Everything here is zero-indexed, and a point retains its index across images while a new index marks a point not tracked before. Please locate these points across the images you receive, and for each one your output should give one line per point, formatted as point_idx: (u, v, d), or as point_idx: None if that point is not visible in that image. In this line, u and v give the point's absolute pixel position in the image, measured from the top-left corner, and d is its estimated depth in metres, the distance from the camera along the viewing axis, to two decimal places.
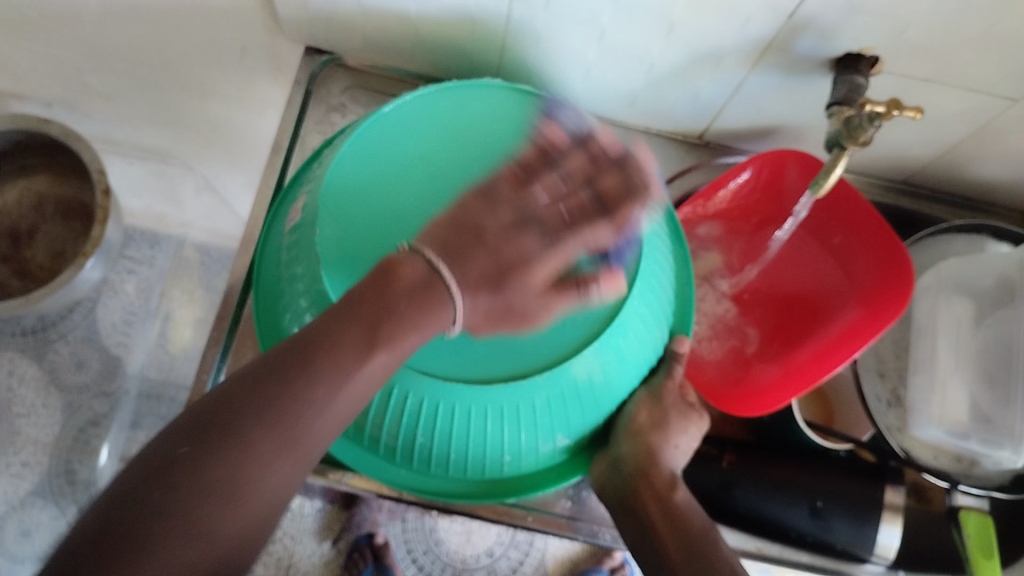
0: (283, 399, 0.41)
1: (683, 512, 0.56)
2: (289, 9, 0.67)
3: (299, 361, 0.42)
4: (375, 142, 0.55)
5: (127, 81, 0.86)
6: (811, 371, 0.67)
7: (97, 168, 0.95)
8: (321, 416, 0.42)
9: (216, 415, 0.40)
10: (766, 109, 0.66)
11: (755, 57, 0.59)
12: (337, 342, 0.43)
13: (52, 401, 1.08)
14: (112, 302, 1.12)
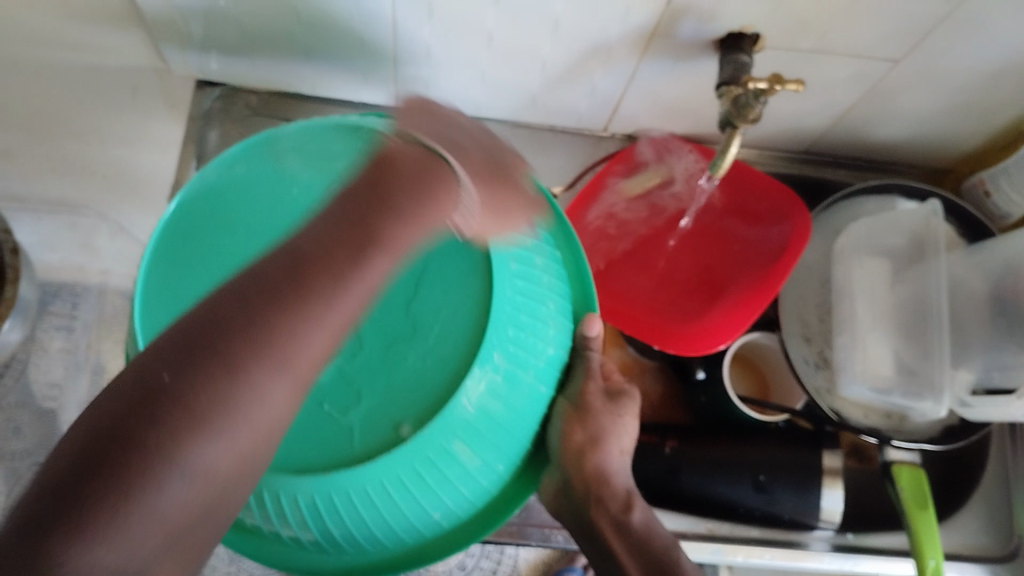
0: (268, 323, 0.41)
1: (645, 535, 0.57)
2: (172, 45, 0.66)
3: (278, 288, 0.41)
4: (185, 235, 0.55)
5: (20, 135, 0.84)
6: (736, 314, 0.65)
7: (2, 228, 0.92)
8: (313, 335, 0.42)
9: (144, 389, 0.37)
10: (663, 95, 0.66)
11: (643, 45, 0.59)
12: (283, 282, 0.41)
13: None
14: (43, 361, 1.09)
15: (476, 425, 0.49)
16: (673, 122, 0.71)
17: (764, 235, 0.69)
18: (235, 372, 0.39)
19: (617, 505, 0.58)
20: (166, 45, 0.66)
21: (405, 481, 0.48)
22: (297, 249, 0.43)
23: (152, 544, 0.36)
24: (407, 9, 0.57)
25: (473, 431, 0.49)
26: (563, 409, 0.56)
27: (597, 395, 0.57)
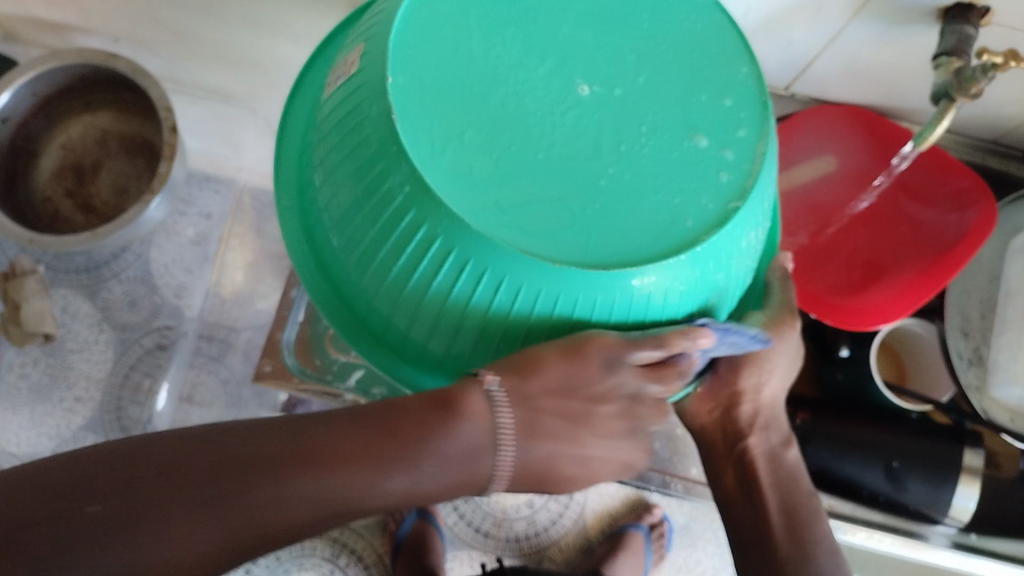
0: (202, 494, 0.39)
1: (790, 474, 0.55)
2: None
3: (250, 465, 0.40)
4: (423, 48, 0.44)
5: (199, 17, 0.86)
6: (914, 293, 0.64)
7: (164, 105, 0.94)
8: (265, 510, 0.40)
9: (190, 462, 0.40)
10: (861, 58, 0.64)
11: (860, 5, 0.57)
12: (260, 467, 0.40)
13: (106, 337, 0.95)
14: (166, 244, 0.99)
15: (634, 305, 0.42)
16: (863, 91, 0.68)
17: (938, 221, 0.67)
18: (215, 514, 0.39)
19: (779, 437, 0.55)
20: None
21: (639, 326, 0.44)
22: (294, 437, 0.42)
23: None
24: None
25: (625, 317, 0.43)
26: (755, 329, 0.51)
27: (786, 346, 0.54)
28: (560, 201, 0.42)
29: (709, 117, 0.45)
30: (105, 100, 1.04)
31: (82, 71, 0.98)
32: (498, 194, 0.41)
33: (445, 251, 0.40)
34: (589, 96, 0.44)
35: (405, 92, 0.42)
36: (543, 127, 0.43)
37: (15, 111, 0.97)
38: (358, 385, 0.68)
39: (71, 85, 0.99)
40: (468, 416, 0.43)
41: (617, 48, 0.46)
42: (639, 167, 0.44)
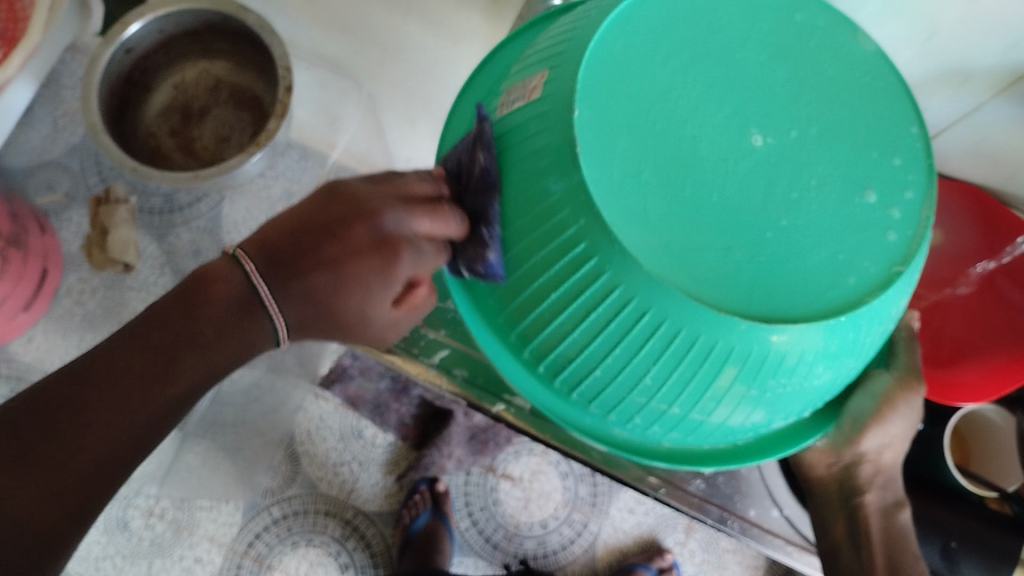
0: (66, 411, 0.49)
1: (901, 533, 0.62)
2: None
3: (91, 372, 0.50)
4: (612, 78, 0.48)
5: None
6: (1006, 377, 0.64)
7: (284, 65, 0.97)
8: (128, 392, 0.50)
9: (44, 401, 0.50)
10: (991, 140, 0.64)
11: (1007, 84, 0.58)
12: (93, 372, 0.50)
13: (162, 280, 1.20)
14: (237, 202, 1.21)
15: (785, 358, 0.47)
16: (987, 171, 0.68)
17: None
18: (77, 419, 0.49)
19: (892, 496, 0.62)
20: None
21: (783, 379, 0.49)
22: (112, 345, 0.51)
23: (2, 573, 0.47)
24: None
25: (773, 368, 0.47)
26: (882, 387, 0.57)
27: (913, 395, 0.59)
28: (728, 248, 0.46)
29: (879, 171, 0.50)
30: (225, 50, 1.07)
31: (210, 18, 1.02)
32: (669, 234, 0.45)
33: (610, 286, 0.45)
34: (762, 145, 0.48)
35: (590, 124, 0.46)
36: (724, 173, 0.47)
37: (140, 43, 0.99)
38: (443, 363, 0.70)
39: (198, 28, 1.03)
40: (223, 280, 0.51)
41: (793, 98, 0.50)
42: (809, 219, 0.48)
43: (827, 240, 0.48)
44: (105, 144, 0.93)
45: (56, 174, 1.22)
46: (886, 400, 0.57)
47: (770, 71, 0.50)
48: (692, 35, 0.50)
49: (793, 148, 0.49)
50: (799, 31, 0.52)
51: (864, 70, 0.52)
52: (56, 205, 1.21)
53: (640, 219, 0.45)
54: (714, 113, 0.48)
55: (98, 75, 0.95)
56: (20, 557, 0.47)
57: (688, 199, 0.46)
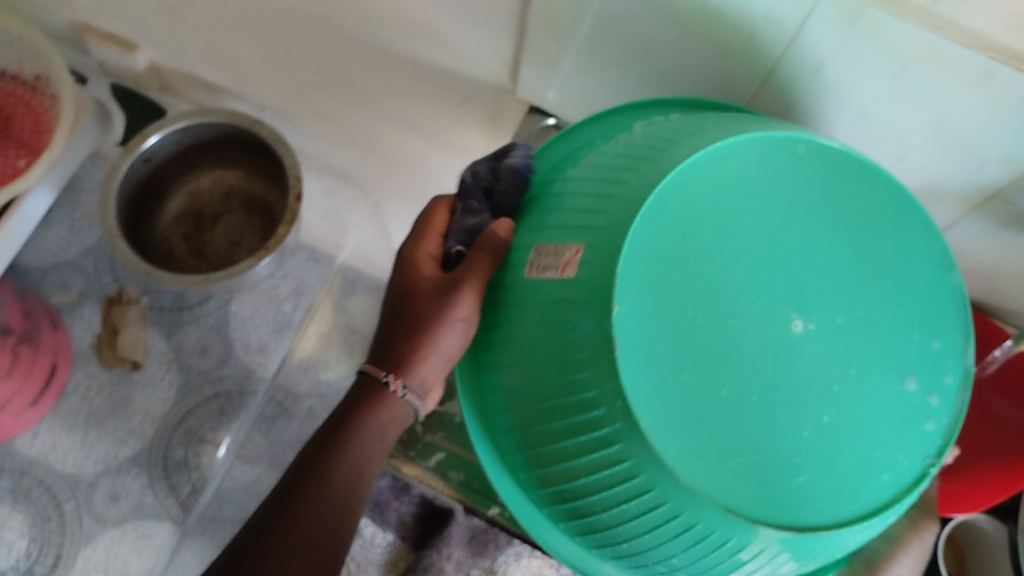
0: (300, 498, 0.64)
1: None
2: (531, 70, 0.72)
3: (307, 473, 0.65)
4: (668, 259, 0.50)
5: (346, 98, 0.96)
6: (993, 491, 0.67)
7: (294, 175, 1.02)
8: (334, 471, 0.65)
9: (279, 506, 0.64)
10: (967, 254, 0.67)
11: (975, 203, 0.61)
12: (308, 470, 0.65)
13: (170, 376, 1.25)
14: (247, 300, 1.29)
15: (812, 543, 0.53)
16: (964, 285, 0.71)
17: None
18: (310, 500, 0.64)
19: None
20: (525, 70, 0.73)
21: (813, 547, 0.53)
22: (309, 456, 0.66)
23: None
24: (796, 63, 0.56)
25: (805, 549, 0.53)
26: None
27: None
28: (765, 450, 0.50)
29: (916, 362, 0.54)
30: (239, 160, 1.12)
31: (226, 130, 1.07)
32: (706, 438, 0.50)
33: (644, 485, 0.50)
34: (804, 333, 0.52)
35: (632, 324, 0.49)
36: (762, 369, 0.51)
37: (158, 153, 1.04)
38: (438, 466, 0.72)
39: (215, 139, 1.08)
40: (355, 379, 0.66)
41: (837, 288, 0.53)
42: (848, 417, 0.52)
43: (864, 440, 0.52)
44: (120, 248, 0.97)
45: (71, 274, 1.27)
46: None
47: (824, 257, 0.53)
48: (750, 204, 0.52)
49: (833, 340, 0.52)
50: (851, 208, 0.54)
51: (919, 259, 0.55)
52: (68, 304, 1.26)
53: (679, 418, 0.49)
54: (761, 298, 0.51)
55: (116, 183, 0.99)
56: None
57: (733, 394, 0.50)
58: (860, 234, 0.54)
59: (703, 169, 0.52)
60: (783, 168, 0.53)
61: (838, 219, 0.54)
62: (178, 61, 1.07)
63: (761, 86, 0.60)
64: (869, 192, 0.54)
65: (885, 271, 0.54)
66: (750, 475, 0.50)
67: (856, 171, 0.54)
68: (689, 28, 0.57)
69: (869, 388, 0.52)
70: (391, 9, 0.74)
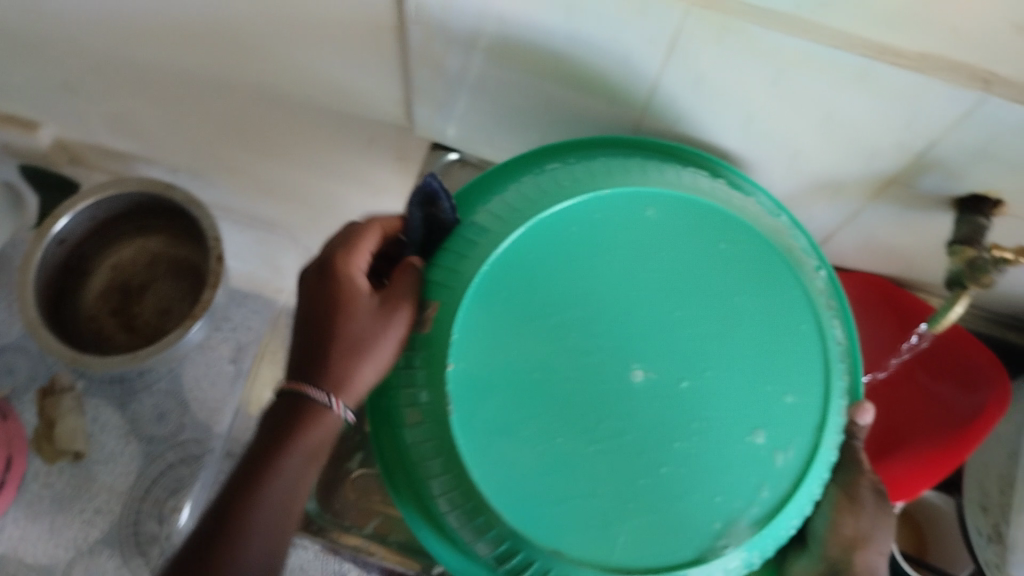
0: (231, 528, 0.53)
1: None
2: (423, 109, 0.71)
3: (240, 497, 0.54)
4: (499, 325, 0.54)
5: (255, 154, 0.94)
6: (940, 469, 0.66)
7: (214, 236, 1.00)
8: (275, 492, 0.54)
9: (211, 534, 0.53)
10: (880, 238, 0.67)
11: (876, 191, 0.61)
12: (244, 491, 0.54)
13: (130, 449, 1.21)
14: (198, 359, 1.27)
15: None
16: (880, 266, 0.71)
17: (954, 403, 0.69)
18: (246, 525, 0.53)
19: None
20: (419, 108, 0.71)
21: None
22: (243, 470, 0.55)
23: None
24: (676, 78, 0.55)
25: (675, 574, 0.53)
26: (833, 497, 0.57)
27: (869, 489, 0.57)
28: (602, 497, 0.53)
29: (767, 403, 0.55)
30: (159, 226, 1.09)
31: (141, 198, 1.04)
32: (540, 492, 0.52)
33: (498, 539, 0.52)
34: (641, 380, 0.54)
35: (467, 382, 0.52)
36: (596, 417, 0.54)
37: (72, 233, 1.02)
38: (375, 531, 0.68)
39: (130, 210, 1.05)
40: (294, 389, 0.55)
41: (680, 341, 0.55)
42: (694, 456, 0.54)
43: (707, 476, 0.54)
44: (44, 338, 0.95)
45: (10, 360, 1.24)
46: (837, 513, 0.56)
47: (658, 304, 0.56)
48: (583, 267, 0.55)
49: (675, 389, 0.55)
50: (702, 266, 0.56)
51: (764, 299, 0.56)
52: (12, 392, 1.22)
53: (514, 473, 0.52)
54: (590, 360, 0.54)
55: (32, 272, 0.97)
56: None
57: (571, 449, 0.53)
58: (703, 279, 0.56)
59: (539, 233, 0.55)
60: (621, 227, 0.56)
61: (676, 269, 0.56)
62: (80, 134, 1.04)
63: (646, 105, 0.60)
64: (706, 246, 0.57)
65: (741, 321, 0.56)
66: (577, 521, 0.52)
67: (693, 223, 0.57)
68: (566, 52, 0.56)
69: (715, 424, 0.55)
70: (280, 61, 0.72)
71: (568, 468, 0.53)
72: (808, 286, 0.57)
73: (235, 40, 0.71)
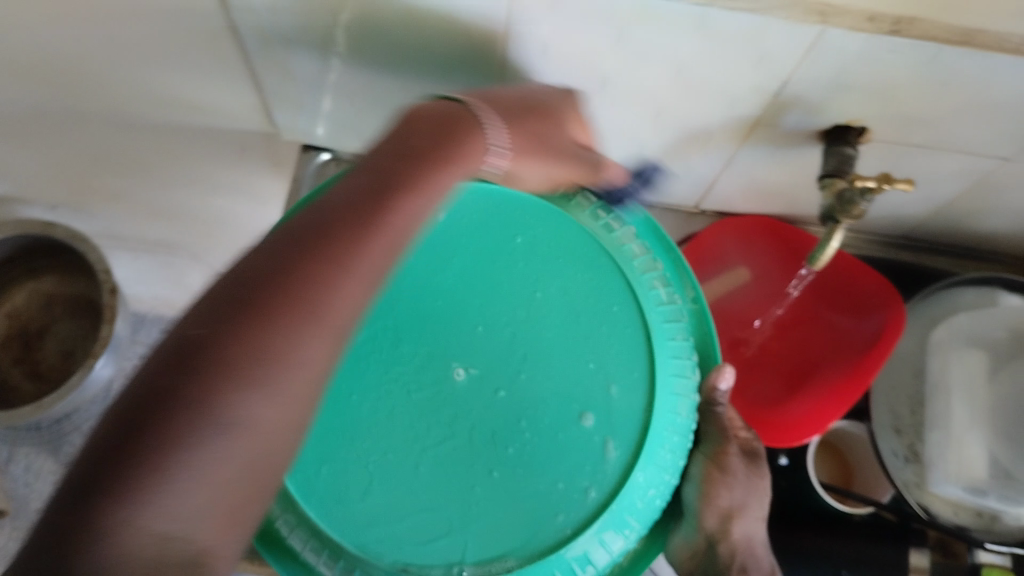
0: (242, 328, 0.37)
1: None
2: (285, 112, 0.69)
3: (255, 280, 0.38)
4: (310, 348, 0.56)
5: (131, 180, 0.91)
6: (849, 393, 0.65)
7: (103, 268, 0.96)
8: (345, 295, 0.40)
9: (212, 313, 0.37)
10: (759, 178, 0.66)
11: (745, 133, 0.60)
12: (300, 270, 0.39)
13: None
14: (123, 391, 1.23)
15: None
16: (766, 206, 0.71)
17: (852, 330, 0.70)
18: (268, 326, 0.37)
19: None
20: (279, 112, 0.69)
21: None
22: (273, 249, 0.40)
23: (201, 507, 0.35)
24: (525, 49, 0.54)
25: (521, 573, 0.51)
26: (701, 468, 0.55)
27: (736, 456, 0.56)
28: (432, 510, 0.52)
29: (590, 386, 0.55)
30: (49, 265, 1.05)
31: (23, 241, 0.99)
32: (369, 510, 0.52)
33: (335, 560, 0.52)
34: (463, 379, 0.54)
35: None
36: (418, 433, 0.53)
37: None
38: None
39: (15, 254, 1.01)
40: (469, 131, 0.48)
41: (499, 330, 0.56)
42: (529, 453, 0.53)
43: (543, 468, 0.53)
44: None
45: None
46: (705, 478, 0.55)
47: (473, 301, 0.56)
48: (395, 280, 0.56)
49: (492, 379, 0.55)
50: (510, 262, 0.57)
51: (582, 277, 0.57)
52: None
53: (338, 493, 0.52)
54: (408, 364, 0.55)
55: None
56: (235, 495, 0.36)
57: (397, 457, 0.53)
58: (524, 270, 0.57)
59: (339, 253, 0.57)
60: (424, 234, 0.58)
61: (490, 263, 0.57)
62: None
63: (501, 79, 0.58)
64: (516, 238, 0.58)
65: (557, 305, 0.56)
66: (418, 532, 0.51)
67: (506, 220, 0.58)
68: (410, 33, 0.54)
69: (545, 417, 0.54)
70: (127, 84, 0.69)
71: (399, 484, 0.52)
72: (623, 254, 0.58)
73: (74, 68, 0.67)
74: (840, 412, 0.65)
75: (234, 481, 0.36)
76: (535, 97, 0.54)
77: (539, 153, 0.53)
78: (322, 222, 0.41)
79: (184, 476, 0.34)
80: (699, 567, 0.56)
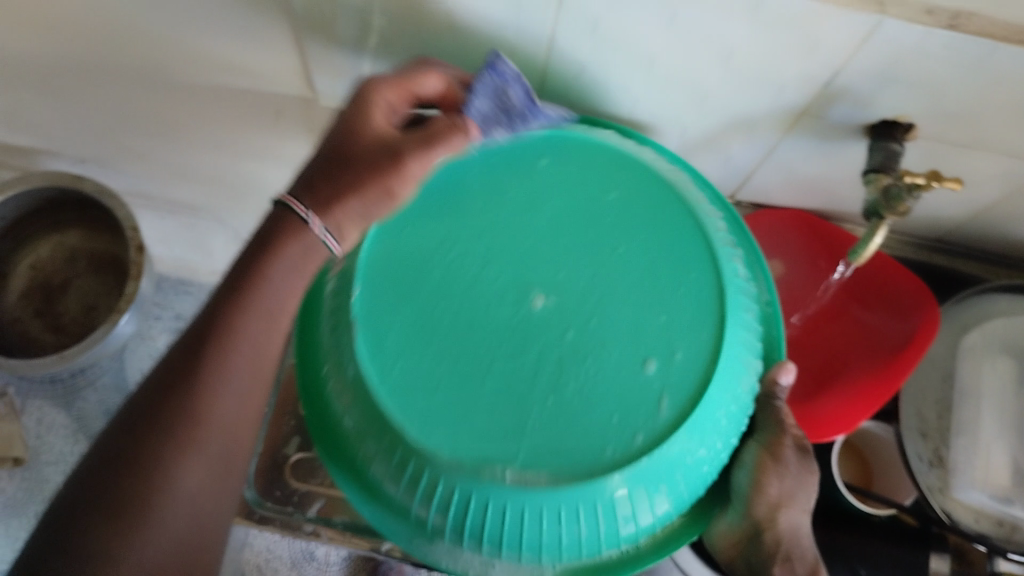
0: (137, 434, 0.48)
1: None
2: (324, 78, 0.69)
3: (165, 387, 0.50)
4: (397, 256, 0.56)
5: (161, 139, 0.91)
6: (877, 392, 0.66)
7: (131, 226, 0.96)
8: (225, 389, 0.51)
9: (138, 413, 0.49)
10: (799, 171, 0.66)
11: (789, 124, 0.59)
12: (181, 375, 0.50)
13: (80, 447, 1.19)
14: (139, 349, 1.24)
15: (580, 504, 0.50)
16: (803, 200, 0.70)
17: (885, 328, 0.69)
18: (172, 417, 0.49)
19: (802, 567, 0.62)
20: (320, 77, 0.68)
21: (577, 512, 0.50)
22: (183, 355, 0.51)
23: (160, 551, 0.47)
24: (571, 24, 0.53)
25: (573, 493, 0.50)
26: (755, 456, 0.57)
27: (791, 447, 0.58)
28: (495, 416, 0.51)
29: (664, 331, 0.54)
30: (74, 220, 1.05)
31: (50, 194, 1.00)
32: (437, 417, 0.51)
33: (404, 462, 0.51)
34: (542, 306, 0.54)
35: (369, 305, 0.55)
36: (498, 343, 0.53)
37: None
38: (319, 515, 0.67)
39: (42, 207, 1.01)
40: (282, 223, 0.53)
41: (583, 264, 0.56)
42: (599, 373, 0.53)
43: (614, 394, 0.52)
44: None
45: None
46: (760, 466, 0.57)
47: (564, 233, 0.57)
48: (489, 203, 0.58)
49: (571, 317, 0.54)
50: (599, 208, 0.58)
51: (665, 230, 0.57)
52: None
53: (410, 391, 0.52)
54: (493, 279, 0.55)
55: None
56: (186, 546, 0.49)
57: (470, 361, 0.53)
58: (616, 217, 0.58)
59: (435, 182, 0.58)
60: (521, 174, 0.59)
61: (581, 202, 0.58)
62: None
63: (547, 55, 0.58)
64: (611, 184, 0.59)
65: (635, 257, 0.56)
66: (484, 436, 0.51)
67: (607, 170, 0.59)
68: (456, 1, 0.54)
69: (620, 351, 0.53)
70: (165, 41, 0.68)
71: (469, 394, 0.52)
72: (709, 223, 0.58)
73: (115, 23, 0.67)
74: (870, 410, 0.66)
75: (179, 534, 0.48)
76: (350, 105, 0.54)
77: (364, 185, 0.53)
78: (201, 330, 0.52)
79: (129, 534, 0.46)
80: (744, 550, 0.62)
